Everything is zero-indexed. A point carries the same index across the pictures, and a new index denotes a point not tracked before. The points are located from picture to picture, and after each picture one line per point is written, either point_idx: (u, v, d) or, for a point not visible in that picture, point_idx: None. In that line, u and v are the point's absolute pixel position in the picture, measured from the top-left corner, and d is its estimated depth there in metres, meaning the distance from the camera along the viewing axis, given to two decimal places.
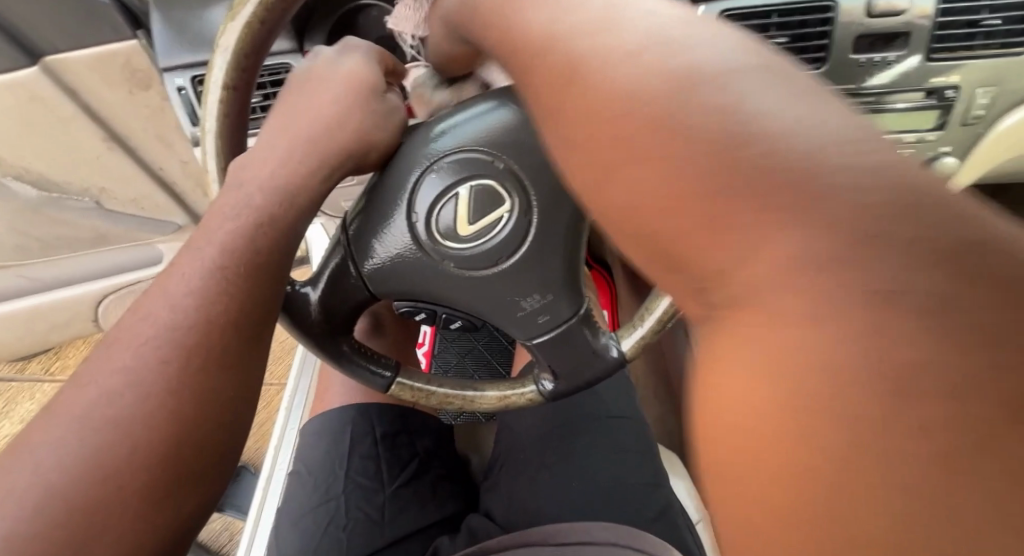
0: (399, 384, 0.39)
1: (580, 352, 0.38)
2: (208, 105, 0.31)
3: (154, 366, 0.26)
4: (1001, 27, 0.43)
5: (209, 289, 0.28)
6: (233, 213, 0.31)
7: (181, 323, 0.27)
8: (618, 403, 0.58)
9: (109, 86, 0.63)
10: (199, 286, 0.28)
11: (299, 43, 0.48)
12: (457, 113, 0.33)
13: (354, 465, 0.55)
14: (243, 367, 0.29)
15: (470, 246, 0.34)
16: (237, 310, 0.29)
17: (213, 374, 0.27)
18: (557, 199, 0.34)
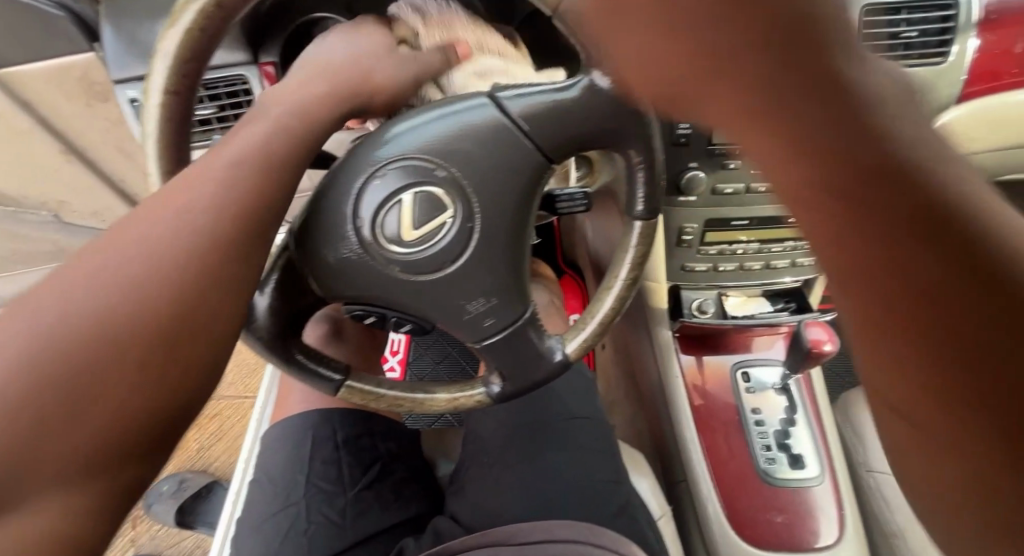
0: (348, 386, 0.41)
1: (526, 355, 0.40)
2: (148, 113, 0.31)
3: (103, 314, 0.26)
4: (918, 39, 0.46)
5: (167, 250, 0.28)
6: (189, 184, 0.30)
7: (133, 286, 0.27)
8: (581, 405, 0.59)
9: (65, 98, 0.62)
10: (152, 255, 0.28)
11: (253, 54, 0.49)
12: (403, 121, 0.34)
13: (315, 470, 0.56)
14: (204, 326, 0.29)
15: (415, 252, 0.35)
16: (200, 273, 0.29)
17: (171, 331, 0.27)
18: (499, 206, 0.35)
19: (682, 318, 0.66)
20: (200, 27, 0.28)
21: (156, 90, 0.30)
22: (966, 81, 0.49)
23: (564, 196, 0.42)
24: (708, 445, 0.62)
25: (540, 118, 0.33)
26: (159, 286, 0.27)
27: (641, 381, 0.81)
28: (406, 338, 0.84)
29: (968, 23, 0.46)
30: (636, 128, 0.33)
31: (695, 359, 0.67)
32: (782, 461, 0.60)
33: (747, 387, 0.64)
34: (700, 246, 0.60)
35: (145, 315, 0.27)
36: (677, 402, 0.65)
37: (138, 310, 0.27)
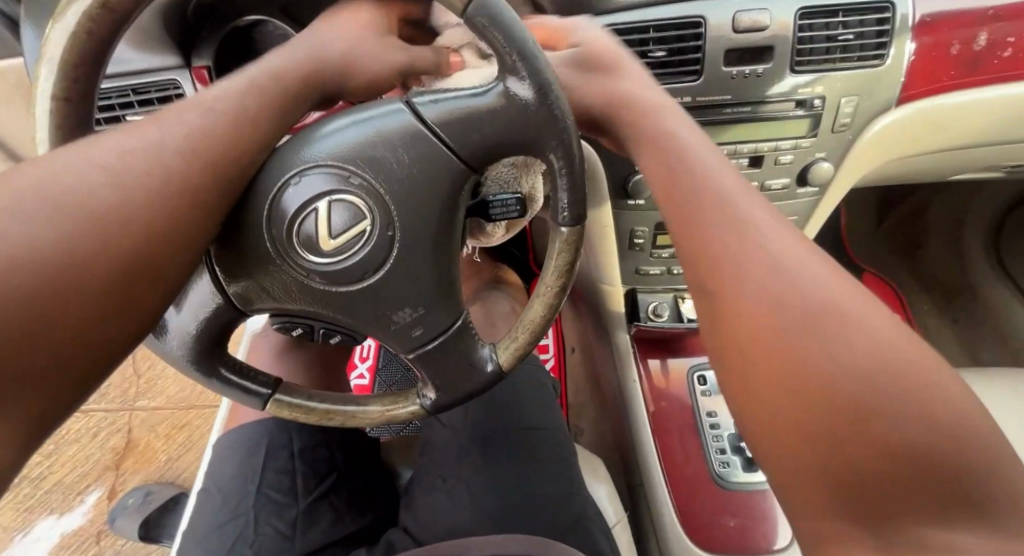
0: (276, 400, 0.40)
1: (459, 364, 0.39)
2: (42, 117, 0.30)
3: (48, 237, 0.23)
4: (854, 42, 0.46)
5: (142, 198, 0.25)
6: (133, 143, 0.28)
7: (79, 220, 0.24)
8: (538, 415, 0.57)
9: (4, 103, 0.60)
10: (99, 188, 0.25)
11: (185, 58, 0.48)
12: (320, 128, 0.33)
13: (267, 480, 0.50)
14: (144, 290, 0.26)
15: (333, 262, 0.34)
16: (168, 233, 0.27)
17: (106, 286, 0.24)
18: (420, 215, 0.35)
19: (637, 323, 0.66)
20: (87, 30, 0.28)
21: (50, 96, 0.29)
22: (905, 83, 0.49)
23: (499, 202, 0.41)
24: (665, 449, 0.62)
25: (468, 124, 0.33)
26: (117, 246, 0.25)
27: (604, 385, 0.80)
28: (377, 344, 0.82)
29: (904, 26, 0.46)
30: (554, 133, 0.33)
31: (659, 362, 0.67)
32: (736, 465, 0.59)
33: (703, 390, 0.64)
34: (652, 249, 0.60)
35: (96, 263, 0.24)
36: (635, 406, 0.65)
37: (91, 256, 0.24)
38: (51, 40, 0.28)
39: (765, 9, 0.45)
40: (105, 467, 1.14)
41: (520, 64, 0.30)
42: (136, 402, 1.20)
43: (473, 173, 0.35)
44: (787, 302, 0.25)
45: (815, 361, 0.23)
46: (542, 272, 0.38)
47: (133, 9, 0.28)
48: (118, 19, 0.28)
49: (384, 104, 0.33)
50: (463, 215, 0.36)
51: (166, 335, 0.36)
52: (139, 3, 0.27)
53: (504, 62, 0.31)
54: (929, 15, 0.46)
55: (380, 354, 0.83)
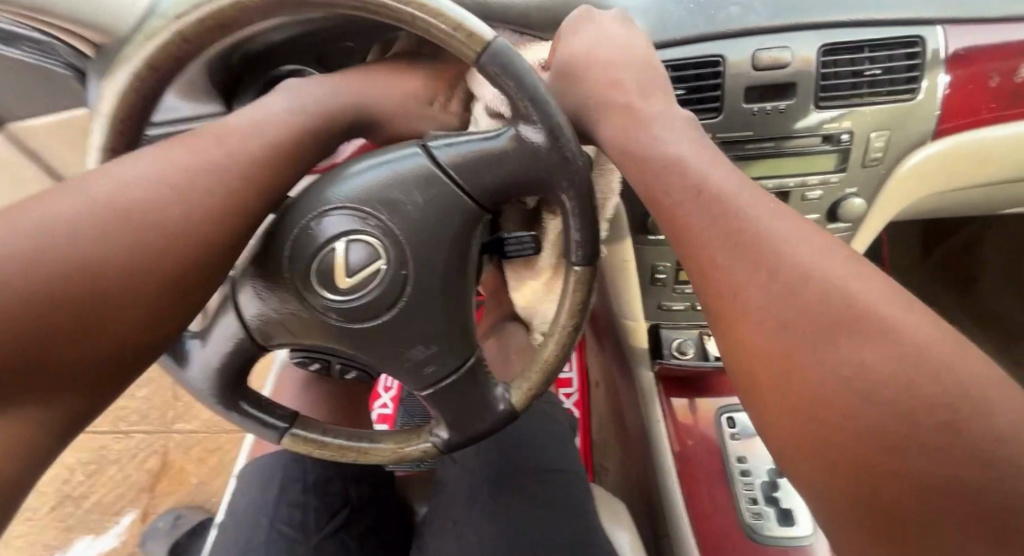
0: (292, 434, 0.40)
1: (470, 403, 0.39)
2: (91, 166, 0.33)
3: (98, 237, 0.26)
4: (882, 77, 0.45)
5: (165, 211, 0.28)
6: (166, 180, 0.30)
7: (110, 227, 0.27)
8: (556, 456, 0.55)
9: (71, 148, 0.66)
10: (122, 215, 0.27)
11: (228, 106, 0.51)
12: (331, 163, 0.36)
13: (279, 513, 0.48)
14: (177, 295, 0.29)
15: (349, 300, 0.35)
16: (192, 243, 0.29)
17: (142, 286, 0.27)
18: (434, 255, 0.35)
19: (661, 359, 0.64)
20: (135, 88, 0.30)
21: (99, 148, 0.32)
22: (940, 117, 0.47)
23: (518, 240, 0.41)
24: (692, 496, 0.59)
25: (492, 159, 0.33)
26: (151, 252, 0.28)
27: (629, 424, 0.78)
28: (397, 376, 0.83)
29: (937, 59, 0.45)
30: (565, 174, 0.33)
31: (687, 401, 0.64)
32: (769, 516, 0.56)
33: (732, 433, 0.61)
34: (675, 285, 0.59)
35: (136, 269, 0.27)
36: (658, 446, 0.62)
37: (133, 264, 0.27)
38: (104, 97, 0.31)
39: (785, 46, 0.44)
40: (141, 488, 1.18)
41: (532, 110, 0.31)
42: (173, 425, 1.24)
43: (485, 213, 0.36)
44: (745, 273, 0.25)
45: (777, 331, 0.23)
46: (556, 309, 0.37)
47: (175, 69, 0.31)
48: (162, 78, 0.31)
49: (402, 148, 0.34)
50: (476, 254, 0.36)
51: (191, 368, 0.38)
52: (179, 63, 0.30)
53: (517, 109, 0.32)
54: (963, 47, 0.45)
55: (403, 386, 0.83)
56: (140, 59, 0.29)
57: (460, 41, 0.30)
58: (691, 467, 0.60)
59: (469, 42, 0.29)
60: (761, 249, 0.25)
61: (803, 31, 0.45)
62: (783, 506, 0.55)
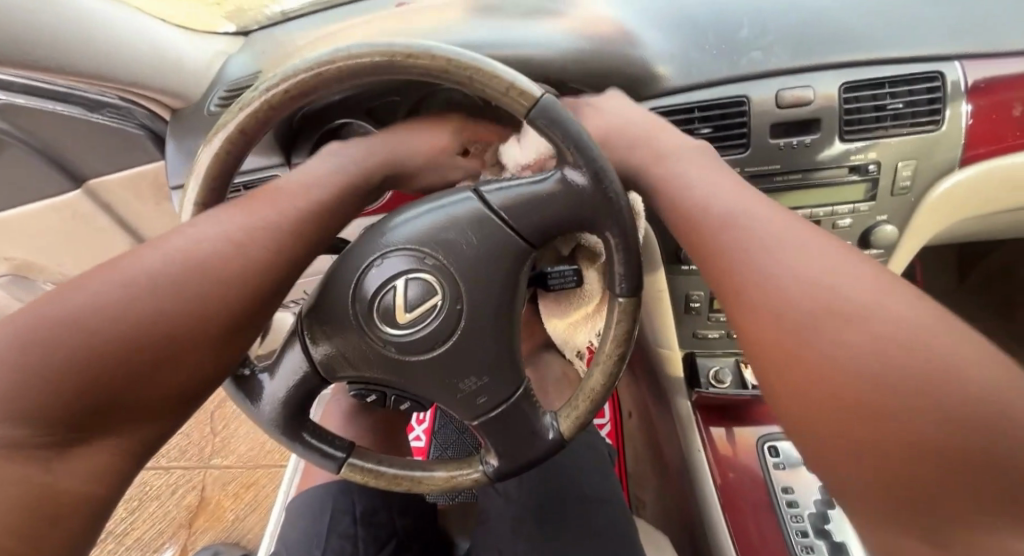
0: (350, 464, 0.42)
1: (520, 432, 0.40)
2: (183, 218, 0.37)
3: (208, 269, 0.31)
4: (905, 110, 0.47)
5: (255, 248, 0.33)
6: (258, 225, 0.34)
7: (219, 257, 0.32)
8: (597, 486, 0.56)
9: (139, 199, 0.72)
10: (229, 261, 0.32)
11: (287, 157, 0.56)
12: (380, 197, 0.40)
13: (330, 544, 0.49)
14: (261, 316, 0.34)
15: (409, 334, 0.37)
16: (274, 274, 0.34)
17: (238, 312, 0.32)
18: (485, 290, 0.38)
19: (698, 389, 0.64)
20: (227, 150, 0.34)
21: (192, 202, 0.36)
22: (965, 145, 0.49)
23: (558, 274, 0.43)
24: (738, 529, 0.58)
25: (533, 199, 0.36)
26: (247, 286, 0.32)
27: (666, 454, 0.77)
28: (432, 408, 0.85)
29: (957, 91, 0.47)
30: (608, 212, 0.35)
31: (725, 432, 0.64)
32: (821, 550, 0.55)
33: (776, 462, 0.61)
34: (709, 313, 0.60)
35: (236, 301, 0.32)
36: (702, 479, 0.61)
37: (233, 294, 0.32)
38: (200, 158, 0.35)
39: (808, 86, 0.47)
40: (180, 524, 1.20)
41: (577, 156, 0.34)
42: (211, 460, 1.27)
43: (533, 250, 0.38)
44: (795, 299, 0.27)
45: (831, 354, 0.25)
46: (599, 340, 0.39)
47: (261, 131, 0.35)
48: (249, 140, 0.35)
49: (456, 193, 0.38)
50: (525, 289, 0.39)
51: (259, 400, 0.40)
52: (264, 126, 0.34)
53: (563, 155, 0.35)
54: (982, 80, 0.46)
55: (438, 418, 0.85)
56: (235, 123, 0.34)
57: (512, 97, 0.33)
58: (735, 499, 0.59)
59: (519, 98, 0.33)
60: (801, 283, 0.27)
61: (824, 70, 0.47)
62: (835, 539, 0.54)
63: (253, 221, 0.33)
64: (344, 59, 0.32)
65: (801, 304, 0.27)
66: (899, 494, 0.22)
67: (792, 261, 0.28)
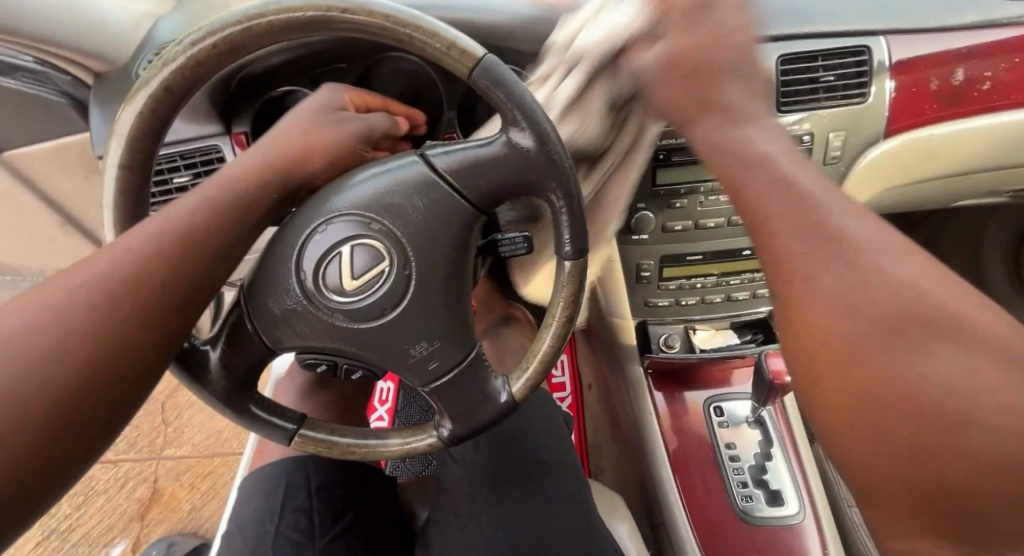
0: (301, 435, 0.42)
1: (472, 396, 0.41)
2: (106, 184, 0.35)
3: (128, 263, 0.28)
4: (836, 83, 0.50)
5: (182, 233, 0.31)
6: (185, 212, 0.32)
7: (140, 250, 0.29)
8: (553, 448, 0.57)
9: (63, 173, 0.67)
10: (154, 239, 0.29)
11: (226, 125, 0.53)
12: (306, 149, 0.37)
13: (285, 519, 0.49)
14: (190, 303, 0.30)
15: (357, 300, 0.37)
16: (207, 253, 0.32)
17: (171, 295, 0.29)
18: (433, 255, 0.38)
19: (650, 354, 0.66)
20: (152, 109, 0.33)
21: (116, 166, 0.34)
22: (889, 118, 0.52)
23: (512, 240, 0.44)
24: (686, 485, 0.61)
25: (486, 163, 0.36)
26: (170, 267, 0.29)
27: (622, 421, 0.80)
28: (392, 386, 0.84)
29: (882, 66, 0.49)
30: (554, 175, 0.36)
31: (675, 396, 0.67)
32: (759, 498, 0.59)
33: (720, 421, 0.64)
34: (660, 281, 0.62)
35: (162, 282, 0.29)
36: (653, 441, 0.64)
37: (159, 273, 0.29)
38: (122, 119, 0.33)
39: None
40: (131, 517, 1.16)
41: (520, 117, 0.34)
42: (163, 451, 1.23)
43: (481, 215, 0.38)
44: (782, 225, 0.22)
45: (826, 290, 0.20)
46: (549, 303, 0.40)
47: (189, 90, 0.33)
48: (177, 98, 0.33)
49: (402, 157, 0.37)
50: (474, 254, 0.39)
51: (202, 375, 0.39)
52: (192, 84, 0.32)
53: (507, 117, 0.35)
54: (904, 56, 0.49)
55: (399, 396, 0.84)
56: (158, 81, 0.32)
57: (454, 57, 0.33)
58: (683, 459, 0.63)
59: (462, 58, 0.33)
60: (797, 205, 0.22)
61: None
62: (771, 488, 0.59)
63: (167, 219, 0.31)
64: (276, 12, 0.31)
65: (775, 221, 0.23)
66: (900, 477, 0.17)
67: (789, 180, 0.23)
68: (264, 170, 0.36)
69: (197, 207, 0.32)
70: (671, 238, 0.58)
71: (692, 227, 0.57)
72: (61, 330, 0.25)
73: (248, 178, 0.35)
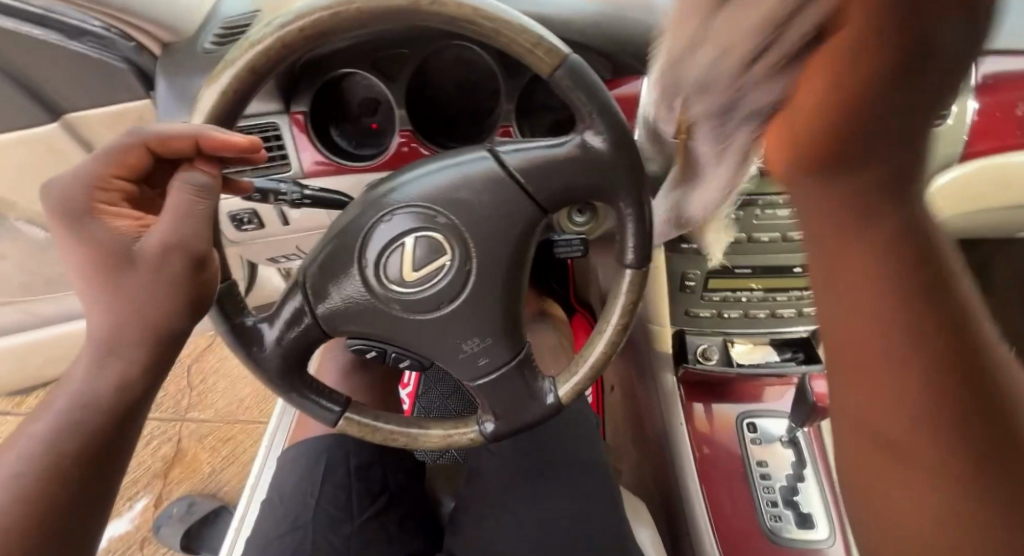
0: (347, 418, 0.42)
1: (518, 396, 0.41)
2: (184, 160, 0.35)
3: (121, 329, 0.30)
4: None
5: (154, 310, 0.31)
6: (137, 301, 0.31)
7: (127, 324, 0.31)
8: (583, 448, 0.57)
9: None
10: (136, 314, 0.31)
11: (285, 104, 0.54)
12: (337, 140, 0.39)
13: (325, 494, 0.50)
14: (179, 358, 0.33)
15: (415, 292, 0.37)
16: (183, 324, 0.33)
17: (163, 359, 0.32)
18: (494, 252, 0.37)
19: (685, 364, 0.65)
20: (233, 89, 0.33)
21: None
22: (967, 141, 0.49)
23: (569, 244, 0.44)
24: (713, 499, 0.60)
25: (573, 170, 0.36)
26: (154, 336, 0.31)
27: (647, 425, 0.79)
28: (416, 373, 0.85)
29: (967, 86, 0.47)
30: (626, 180, 0.35)
31: (705, 408, 0.66)
32: (788, 519, 0.58)
33: (753, 437, 0.64)
34: (703, 292, 0.61)
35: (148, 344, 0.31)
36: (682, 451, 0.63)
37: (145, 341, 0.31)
38: (203, 99, 0.33)
39: None
40: (155, 474, 1.20)
41: (597, 120, 0.34)
42: (188, 413, 1.26)
43: (545, 215, 0.38)
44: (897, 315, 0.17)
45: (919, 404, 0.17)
46: (603, 308, 0.40)
47: (270, 71, 0.33)
48: (257, 79, 0.33)
49: (470, 152, 0.37)
50: (535, 254, 0.39)
51: (258, 353, 0.40)
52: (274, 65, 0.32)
53: (584, 119, 0.34)
54: (991, 77, 0.47)
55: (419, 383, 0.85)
56: (243, 62, 0.32)
57: (538, 55, 0.32)
58: (711, 472, 0.62)
59: (546, 56, 0.32)
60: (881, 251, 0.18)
61: None
62: (802, 510, 0.58)
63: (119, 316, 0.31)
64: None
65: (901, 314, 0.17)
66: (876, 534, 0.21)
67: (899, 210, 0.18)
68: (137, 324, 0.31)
69: (124, 328, 0.31)
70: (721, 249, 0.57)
71: (745, 240, 0.56)
72: (66, 429, 0.29)
73: (130, 331, 0.31)
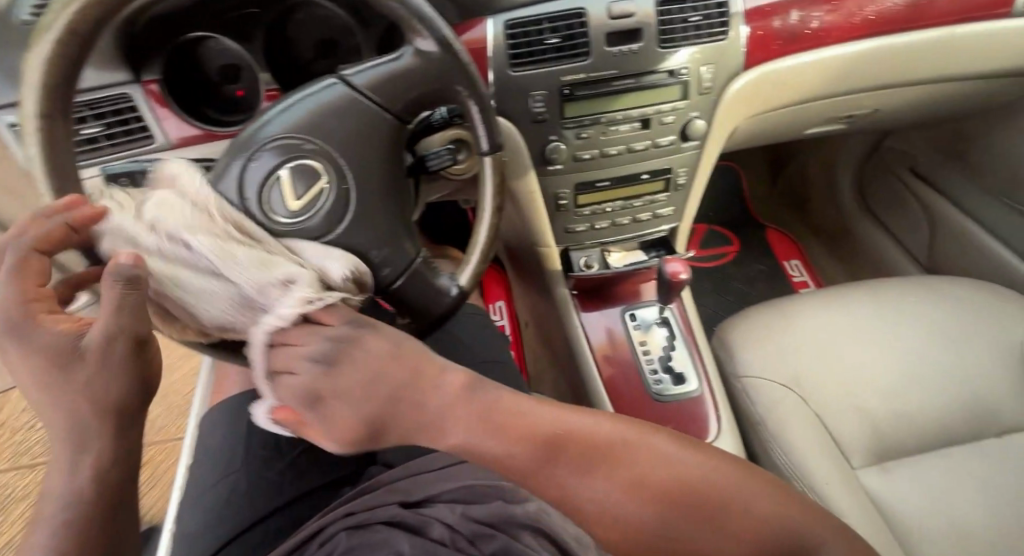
0: None
1: (426, 288, 0.47)
2: (30, 137, 0.34)
3: (86, 422, 0.28)
4: (703, 22, 0.59)
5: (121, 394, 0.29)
6: (99, 398, 0.29)
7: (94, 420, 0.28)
8: (491, 351, 0.66)
9: None
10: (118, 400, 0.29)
11: (134, 73, 0.50)
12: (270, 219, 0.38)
13: (251, 442, 0.52)
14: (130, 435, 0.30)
15: (305, 218, 0.39)
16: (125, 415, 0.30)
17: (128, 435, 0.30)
18: (364, 171, 0.42)
19: (574, 273, 0.76)
20: (58, 56, 0.32)
21: (35, 117, 0.33)
22: (746, 52, 0.62)
23: (441, 116, 0.51)
24: (607, 381, 0.72)
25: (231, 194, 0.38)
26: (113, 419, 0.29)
27: (554, 338, 0.90)
28: None
29: (737, 8, 0.59)
30: (467, 83, 0.41)
31: (600, 319, 0.77)
32: (667, 381, 0.71)
33: (635, 325, 0.76)
34: (575, 209, 0.72)
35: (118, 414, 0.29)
36: (587, 371, 0.74)
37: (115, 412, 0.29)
38: (32, 66, 0.32)
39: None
40: None
41: (420, 27, 0.38)
42: None
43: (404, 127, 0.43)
44: (641, 475, 0.30)
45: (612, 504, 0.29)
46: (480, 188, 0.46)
47: (94, 33, 0.33)
48: (80, 41, 0.33)
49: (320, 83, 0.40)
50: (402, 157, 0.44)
51: None
52: (101, 24, 0.33)
53: (410, 28, 0.38)
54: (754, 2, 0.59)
55: None
56: (62, 23, 0.32)
57: None
58: (616, 383, 0.72)
59: None
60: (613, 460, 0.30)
61: None
62: (676, 371, 0.71)
63: (89, 407, 0.28)
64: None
65: (643, 467, 0.30)
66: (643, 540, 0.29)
67: None
68: (91, 426, 0.28)
69: (79, 427, 0.28)
70: (581, 166, 0.67)
71: (598, 155, 0.66)
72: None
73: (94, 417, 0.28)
